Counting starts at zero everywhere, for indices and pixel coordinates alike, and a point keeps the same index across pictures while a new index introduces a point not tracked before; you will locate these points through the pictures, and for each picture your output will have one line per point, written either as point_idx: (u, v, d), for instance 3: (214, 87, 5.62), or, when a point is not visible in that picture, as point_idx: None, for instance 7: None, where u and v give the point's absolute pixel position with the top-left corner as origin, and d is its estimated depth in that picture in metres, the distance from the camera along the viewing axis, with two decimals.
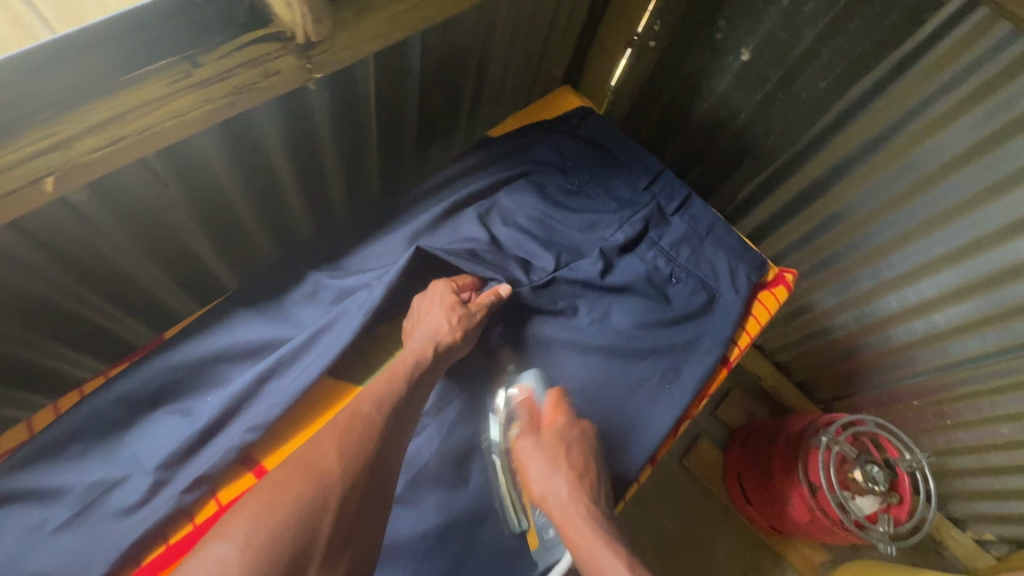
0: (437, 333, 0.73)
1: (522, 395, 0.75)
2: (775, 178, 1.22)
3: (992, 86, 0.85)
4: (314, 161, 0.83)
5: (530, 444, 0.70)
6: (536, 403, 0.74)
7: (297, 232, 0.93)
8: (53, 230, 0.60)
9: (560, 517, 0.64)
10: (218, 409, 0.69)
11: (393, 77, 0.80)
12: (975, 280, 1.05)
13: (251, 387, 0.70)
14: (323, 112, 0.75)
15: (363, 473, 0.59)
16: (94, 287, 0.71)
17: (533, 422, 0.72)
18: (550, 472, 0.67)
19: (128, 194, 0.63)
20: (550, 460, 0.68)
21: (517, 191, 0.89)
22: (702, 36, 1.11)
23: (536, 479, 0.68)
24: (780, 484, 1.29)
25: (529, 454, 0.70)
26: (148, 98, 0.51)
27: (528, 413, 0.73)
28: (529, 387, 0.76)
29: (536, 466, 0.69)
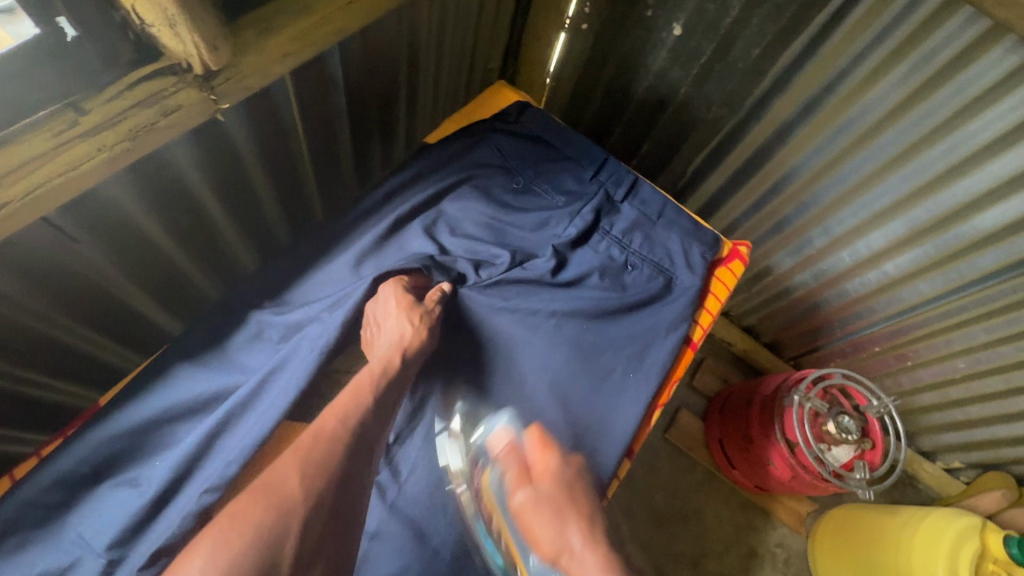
0: (402, 338, 0.71)
1: (503, 445, 0.68)
2: (721, 148, 1.23)
3: (915, 40, 0.86)
4: (244, 192, 0.78)
5: (532, 492, 0.63)
6: (519, 450, 0.68)
7: (240, 266, 0.88)
8: None
9: (571, 565, 0.57)
10: (170, 473, 0.66)
11: (316, 92, 0.76)
12: (919, 227, 1.08)
13: (201, 446, 0.67)
14: (243, 140, 0.71)
15: (329, 489, 0.55)
16: (16, 359, 0.65)
17: (524, 472, 0.66)
18: (554, 516, 0.61)
19: (32, 255, 0.58)
20: (553, 508, 0.61)
21: (461, 197, 0.87)
22: (634, 15, 1.10)
23: (539, 528, 0.61)
24: (760, 446, 1.32)
25: (528, 509, 0.62)
26: (30, 155, 0.46)
27: (518, 461, 0.66)
28: (503, 436, 0.70)
29: (539, 517, 0.61)
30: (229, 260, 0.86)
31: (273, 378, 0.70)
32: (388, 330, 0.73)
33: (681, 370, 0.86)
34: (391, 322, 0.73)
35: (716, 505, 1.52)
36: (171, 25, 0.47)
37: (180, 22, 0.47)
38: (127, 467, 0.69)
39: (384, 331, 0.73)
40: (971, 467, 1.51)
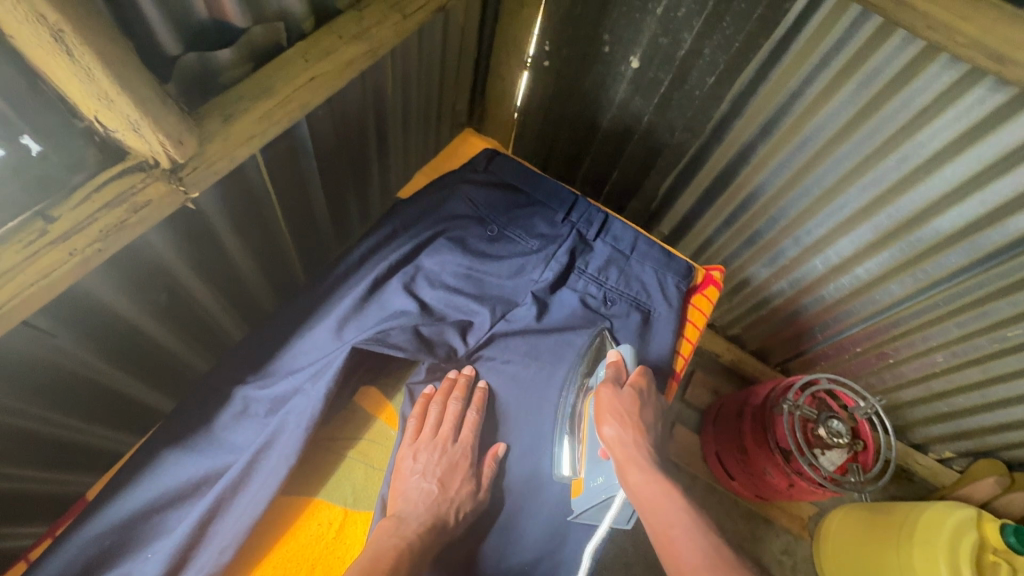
0: (428, 481, 0.76)
1: (614, 355, 0.80)
2: (687, 170, 1.26)
3: (858, 61, 0.90)
4: (223, 264, 0.79)
5: (611, 393, 0.75)
6: (624, 367, 0.80)
7: (225, 335, 0.89)
8: None
9: (623, 459, 0.69)
10: (164, 560, 0.66)
11: (287, 161, 0.77)
12: (884, 232, 1.12)
13: (195, 533, 0.68)
14: (218, 217, 0.72)
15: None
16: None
17: (615, 379, 0.78)
18: (620, 419, 0.73)
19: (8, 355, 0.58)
20: (624, 415, 0.73)
21: (437, 251, 0.87)
22: (592, 51, 1.13)
23: (605, 419, 0.73)
24: (755, 456, 1.33)
25: (610, 401, 0.74)
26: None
27: (614, 373, 0.78)
28: (620, 350, 0.82)
29: (607, 411, 0.74)
30: (215, 332, 0.87)
31: (266, 454, 0.72)
32: (443, 495, 0.75)
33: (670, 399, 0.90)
34: (449, 489, 0.76)
35: (719, 517, 1.53)
36: (135, 129, 0.49)
37: (143, 125, 0.48)
38: (121, 560, 0.68)
39: (436, 493, 0.75)
40: (962, 456, 1.53)
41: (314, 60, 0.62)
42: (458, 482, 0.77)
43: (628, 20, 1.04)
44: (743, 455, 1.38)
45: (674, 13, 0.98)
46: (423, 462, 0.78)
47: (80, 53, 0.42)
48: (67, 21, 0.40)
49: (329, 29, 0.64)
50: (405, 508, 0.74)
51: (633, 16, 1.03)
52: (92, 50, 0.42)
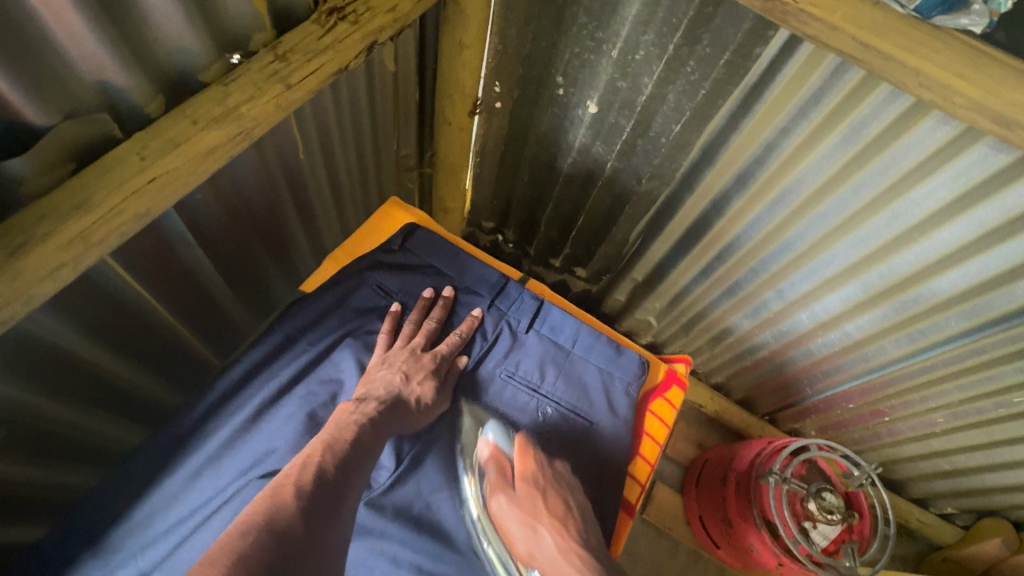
0: (398, 375, 0.70)
1: (487, 450, 0.72)
2: (659, 219, 1.14)
3: (841, 113, 0.78)
4: (91, 378, 0.66)
5: (502, 502, 0.67)
6: (503, 456, 0.72)
7: (108, 446, 0.75)
8: None
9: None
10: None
11: (157, 256, 0.64)
12: (874, 292, 1.00)
13: None
14: (59, 329, 0.58)
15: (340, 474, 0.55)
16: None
17: (503, 476, 0.70)
18: (528, 525, 0.66)
19: None
20: (527, 518, 0.66)
21: (339, 358, 0.73)
22: (546, 93, 1.01)
23: (518, 538, 0.66)
24: (741, 530, 1.20)
25: (505, 512, 0.67)
26: None
27: (497, 471, 0.70)
28: (493, 439, 0.73)
29: (516, 527, 0.66)
30: (91, 446, 0.72)
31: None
32: (407, 386, 0.70)
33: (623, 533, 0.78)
34: (417, 385, 0.71)
35: None
36: None
37: None
38: None
39: (401, 382, 0.69)
40: (965, 512, 1.41)
41: (154, 157, 0.49)
42: (423, 373, 0.72)
43: (580, 61, 0.91)
44: (728, 527, 1.26)
45: (632, 56, 0.86)
46: (393, 357, 0.73)
47: None
48: None
49: (177, 113, 0.51)
50: (370, 392, 0.67)
51: (586, 57, 0.90)
52: None
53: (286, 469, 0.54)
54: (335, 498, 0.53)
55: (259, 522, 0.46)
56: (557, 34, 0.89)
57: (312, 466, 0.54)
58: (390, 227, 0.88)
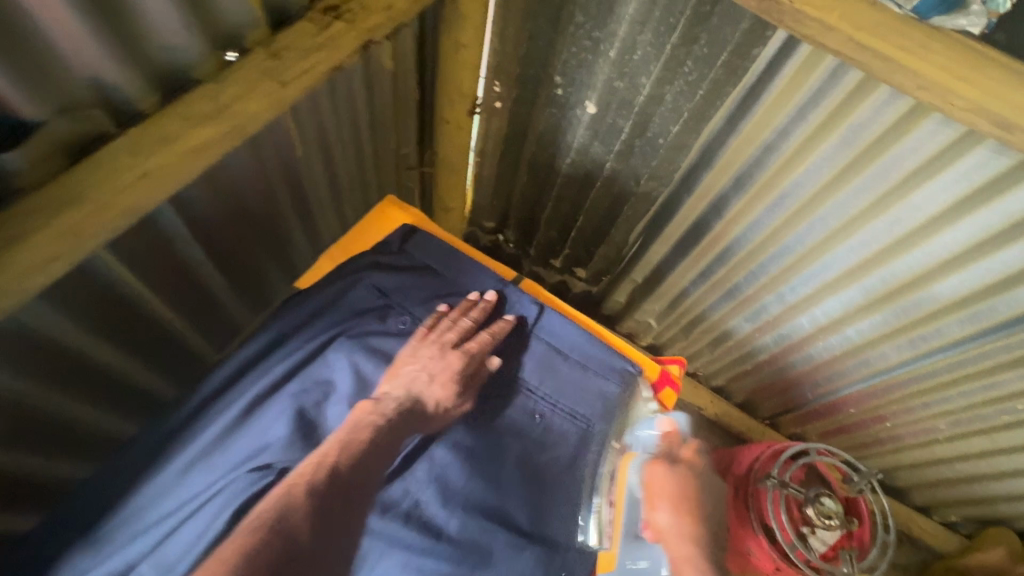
0: (421, 378, 0.71)
1: (669, 425, 0.76)
2: (658, 220, 1.13)
3: (839, 115, 0.78)
4: (81, 369, 0.66)
5: (661, 472, 0.72)
6: (678, 439, 0.76)
7: (100, 435, 0.75)
8: None
9: (678, 552, 0.67)
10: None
11: (150, 252, 0.64)
12: (875, 296, 0.99)
13: None
14: (52, 321, 0.58)
15: (346, 476, 0.60)
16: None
17: (666, 454, 0.75)
18: (672, 505, 0.70)
19: None
20: (674, 496, 0.71)
21: (332, 357, 0.72)
22: (544, 93, 1.01)
23: (656, 503, 0.70)
24: (738, 534, 1.19)
25: (661, 480, 0.71)
26: None
27: (667, 447, 0.75)
28: (676, 422, 0.77)
29: (660, 493, 0.71)
30: (81, 436, 0.73)
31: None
32: (427, 388, 0.71)
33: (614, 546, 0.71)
34: (437, 388, 0.71)
35: None
36: None
37: None
38: None
39: (423, 384, 0.70)
40: (970, 521, 1.38)
41: (145, 154, 0.49)
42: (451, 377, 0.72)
43: (578, 61, 0.91)
44: (725, 530, 1.25)
45: (629, 56, 0.86)
46: (421, 354, 0.73)
47: None
48: None
49: (172, 110, 0.52)
50: (391, 392, 0.69)
51: (584, 57, 0.90)
52: None
53: (301, 466, 0.60)
54: (336, 501, 0.58)
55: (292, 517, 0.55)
56: (554, 34, 0.89)
57: (325, 467, 0.59)
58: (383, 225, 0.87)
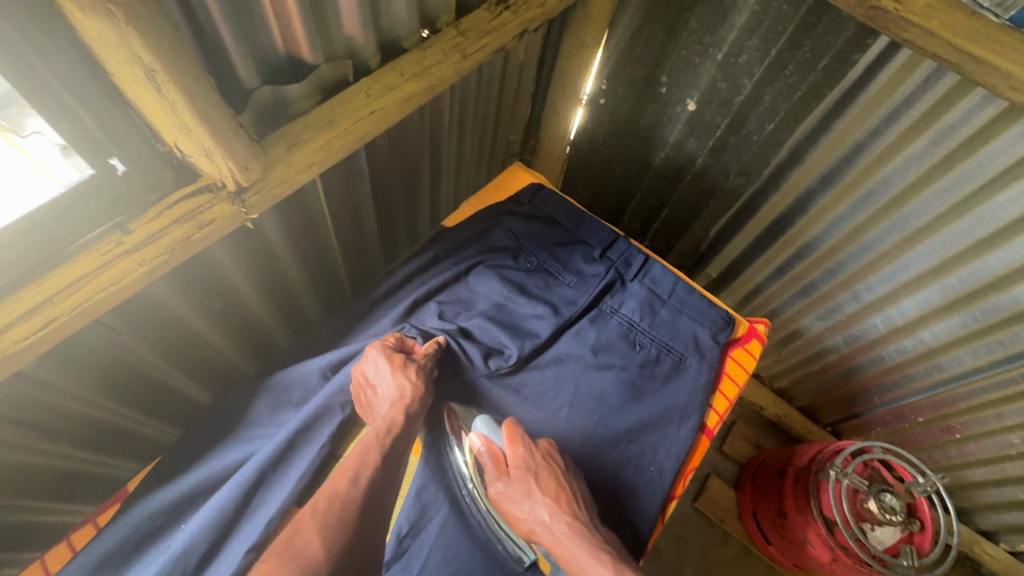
0: (392, 395, 0.62)
1: (478, 443, 0.67)
2: (741, 214, 1.22)
3: (932, 117, 0.85)
4: (277, 275, 0.82)
5: (504, 488, 0.63)
6: (495, 446, 0.66)
7: (273, 344, 0.91)
8: (33, 407, 0.60)
9: (556, 549, 0.57)
10: (187, 546, 0.55)
11: (340, 187, 0.81)
12: (954, 297, 1.03)
13: (235, 507, 0.57)
14: (273, 231, 0.74)
15: (364, 516, 0.50)
16: (46, 438, 0.65)
17: (499, 465, 0.65)
18: (530, 497, 0.61)
19: (88, 355, 0.61)
20: (528, 494, 0.61)
21: (475, 281, 0.79)
22: (648, 91, 1.13)
23: (519, 512, 0.61)
24: (796, 522, 1.23)
25: (507, 499, 0.62)
26: (64, 282, 0.47)
27: (491, 461, 0.65)
28: (484, 431, 0.68)
29: (516, 501, 0.62)
30: (262, 336, 0.88)
31: (316, 432, 0.64)
32: (398, 401, 0.62)
33: (691, 472, 0.73)
34: (405, 393, 0.63)
35: None
36: (208, 155, 0.50)
37: (216, 152, 0.49)
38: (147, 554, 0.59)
39: (393, 397, 0.62)
40: None
41: (375, 96, 0.65)
42: (418, 404, 0.63)
43: (686, 63, 1.03)
44: (784, 519, 1.29)
45: (735, 59, 0.97)
46: (373, 372, 0.65)
47: (163, 84, 0.43)
48: (155, 58, 0.40)
49: (391, 67, 0.68)
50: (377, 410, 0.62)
51: (692, 59, 1.02)
52: (177, 84, 0.43)
53: (318, 504, 0.49)
54: (367, 521, 0.51)
55: (366, 480, 0.53)
56: (667, 38, 1.02)
57: (339, 498, 0.50)
58: (520, 182, 0.96)
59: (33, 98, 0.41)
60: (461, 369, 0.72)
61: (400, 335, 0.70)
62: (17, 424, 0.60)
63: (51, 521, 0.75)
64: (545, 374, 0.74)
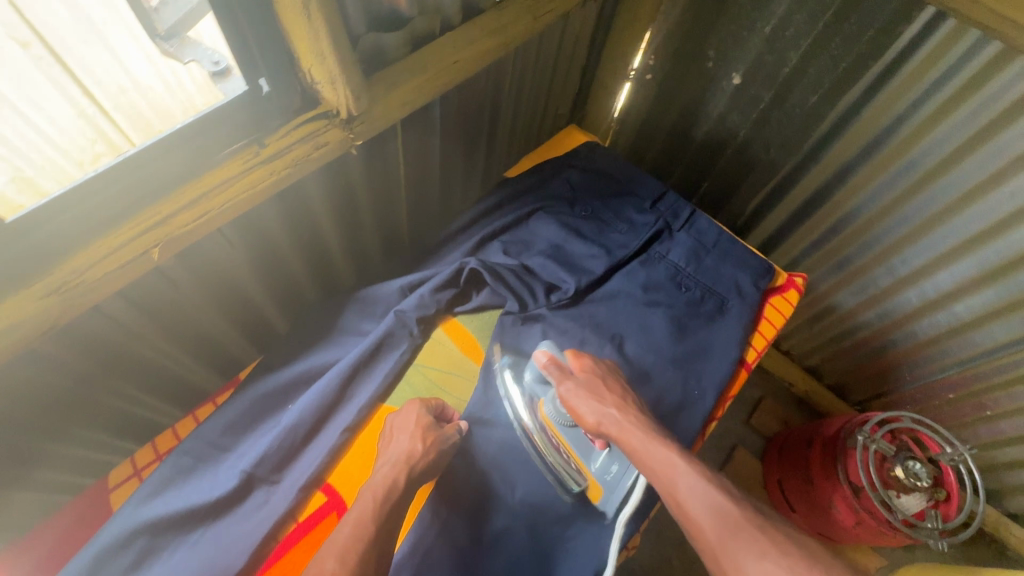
0: (403, 459, 0.64)
1: (544, 356, 0.76)
2: (780, 188, 1.27)
3: (973, 86, 0.89)
4: (354, 215, 0.91)
5: (571, 387, 0.71)
6: (561, 362, 0.76)
7: (341, 281, 1.01)
8: (162, 304, 0.70)
9: (619, 435, 0.65)
10: (300, 420, 0.68)
11: (417, 136, 0.89)
12: (989, 269, 1.05)
13: (336, 392, 0.70)
14: (359, 172, 0.84)
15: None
16: (165, 338, 0.75)
17: (564, 374, 0.74)
18: (600, 399, 0.69)
19: (208, 262, 0.71)
20: (597, 395, 0.69)
21: (535, 225, 0.87)
22: (695, 67, 1.19)
23: (585, 410, 0.69)
24: (822, 486, 1.28)
25: (573, 397, 0.70)
26: (217, 182, 0.57)
27: (558, 373, 0.73)
28: (552, 350, 0.77)
29: (582, 403, 0.70)
30: (334, 272, 0.98)
31: (397, 340, 0.75)
32: (401, 471, 0.63)
33: (730, 401, 0.80)
34: (413, 462, 0.64)
35: None
36: (333, 83, 0.59)
37: (340, 80, 0.59)
38: (258, 429, 0.71)
39: (402, 463, 0.64)
40: None
41: (459, 48, 0.74)
42: (421, 471, 0.64)
43: (734, 37, 1.09)
44: (809, 484, 1.33)
45: (783, 32, 1.02)
46: (393, 433, 0.68)
47: (314, 14, 0.52)
48: None
49: (473, 24, 0.76)
50: (382, 470, 0.64)
51: (740, 34, 1.08)
52: (323, 16, 0.52)
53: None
54: None
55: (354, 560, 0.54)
56: (717, 13, 1.08)
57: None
58: (574, 142, 1.03)
59: (220, 19, 0.51)
60: (527, 301, 0.80)
61: (439, 402, 0.75)
62: (149, 319, 0.70)
63: (153, 421, 0.86)
64: (599, 308, 0.82)
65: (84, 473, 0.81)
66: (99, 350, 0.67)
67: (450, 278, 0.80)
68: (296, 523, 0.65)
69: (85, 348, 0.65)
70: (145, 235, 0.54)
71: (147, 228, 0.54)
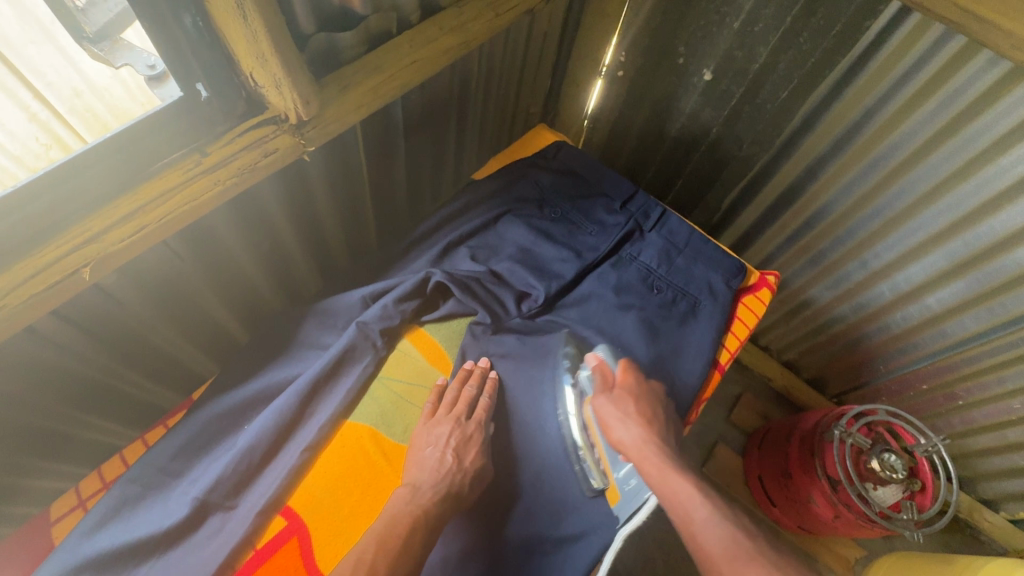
0: (447, 470, 0.65)
1: (594, 359, 0.73)
2: (754, 183, 1.27)
3: (939, 80, 0.89)
4: (314, 220, 0.88)
5: (607, 401, 0.68)
6: (609, 369, 0.72)
7: (305, 287, 0.97)
8: (105, 322, 0.66)
9: (640, 458, 0.62)
10: (257, 441, 0.65)
11: (378, 138, 0.86)
12: (959, 262, 1.06)
13: (295, 410, 0.68)
14: (317, 177, 0.80)
15: None
16: (112, 355, 0.71)
17: (605, 384, 0.71)
18: (632, 418, 0.66)
19: (155, 275, 0.67)
20: (628, 413, 0.66)
21: (503, 229, 0.85)
22: (666, 62, 1.17)
23: (612, 425, 0.66)
24: (801, 482, 1.28)
25: (607, 410, 0.68)
26: (155, 194, 0.54)
27: (601, 379, 0.71)
28: (603, 355, 0.74)
29: (612, 418, 0.67)
30: (296, 279, 0.94)
31: (358, 353, 0.73)
32: (450, 478, 0.64)
33: (705, 403, 0.79)
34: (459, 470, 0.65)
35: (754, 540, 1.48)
36: (278, 88, 0.56)
37: (284, 83, 0.55)
38: (213, 451, 0.68)
39: (446, 472, 0.64)
40: None
41: (416, 48, 0.71)
42: (463, 484, 0.65)
43: (704, 33, 1.08)
44: (789, 480, 1.33)
45: (752, 27, 1.01)
46: (438, 435, 0.68)
47: (251, 15, 0.49)
48: None
49: (432, 22, 0.73)
50: (422, 477, 0.64)
51: (709, 29, 1.07)
52: (261, 16, 0.49)
53: None
54: None
55: None
56: (686, 8, 1.06)
57: None
58: (543, 141, 1.01)
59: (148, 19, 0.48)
60: (497, 311, 0.79)
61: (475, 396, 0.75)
62: (91, 337, 0.66)
63: (105, 441, 0.81)
64: (570, 314, 0.81)
65: (30, 500, 0.77)
66: (37, 372, 0.63)
67: (414, 288, 0.77)
68: (253, 551, 0.62)
69: (20, 371, 0.61)
70: (73, 253, 0.50)
71: (75, 246, 0.51)
